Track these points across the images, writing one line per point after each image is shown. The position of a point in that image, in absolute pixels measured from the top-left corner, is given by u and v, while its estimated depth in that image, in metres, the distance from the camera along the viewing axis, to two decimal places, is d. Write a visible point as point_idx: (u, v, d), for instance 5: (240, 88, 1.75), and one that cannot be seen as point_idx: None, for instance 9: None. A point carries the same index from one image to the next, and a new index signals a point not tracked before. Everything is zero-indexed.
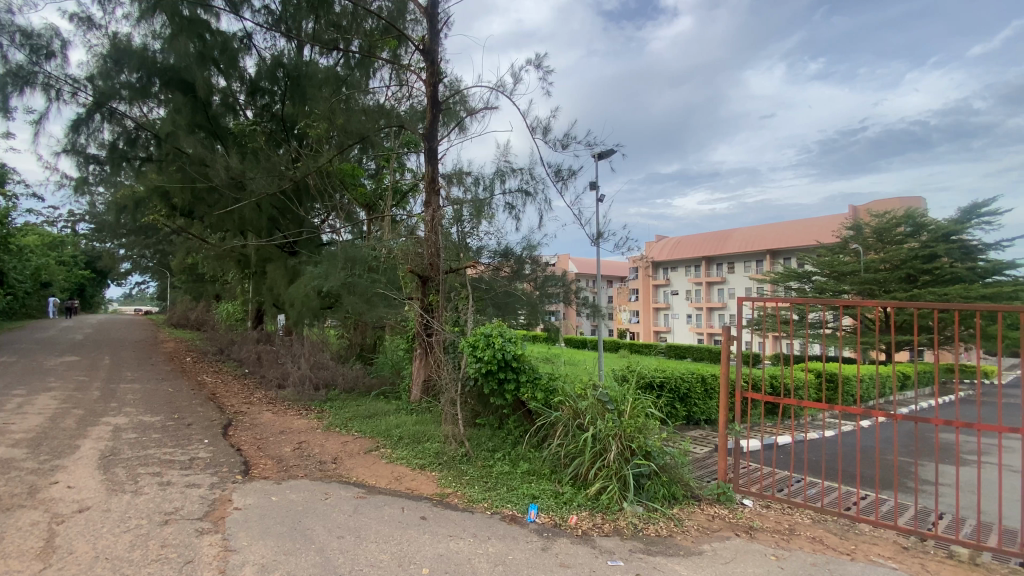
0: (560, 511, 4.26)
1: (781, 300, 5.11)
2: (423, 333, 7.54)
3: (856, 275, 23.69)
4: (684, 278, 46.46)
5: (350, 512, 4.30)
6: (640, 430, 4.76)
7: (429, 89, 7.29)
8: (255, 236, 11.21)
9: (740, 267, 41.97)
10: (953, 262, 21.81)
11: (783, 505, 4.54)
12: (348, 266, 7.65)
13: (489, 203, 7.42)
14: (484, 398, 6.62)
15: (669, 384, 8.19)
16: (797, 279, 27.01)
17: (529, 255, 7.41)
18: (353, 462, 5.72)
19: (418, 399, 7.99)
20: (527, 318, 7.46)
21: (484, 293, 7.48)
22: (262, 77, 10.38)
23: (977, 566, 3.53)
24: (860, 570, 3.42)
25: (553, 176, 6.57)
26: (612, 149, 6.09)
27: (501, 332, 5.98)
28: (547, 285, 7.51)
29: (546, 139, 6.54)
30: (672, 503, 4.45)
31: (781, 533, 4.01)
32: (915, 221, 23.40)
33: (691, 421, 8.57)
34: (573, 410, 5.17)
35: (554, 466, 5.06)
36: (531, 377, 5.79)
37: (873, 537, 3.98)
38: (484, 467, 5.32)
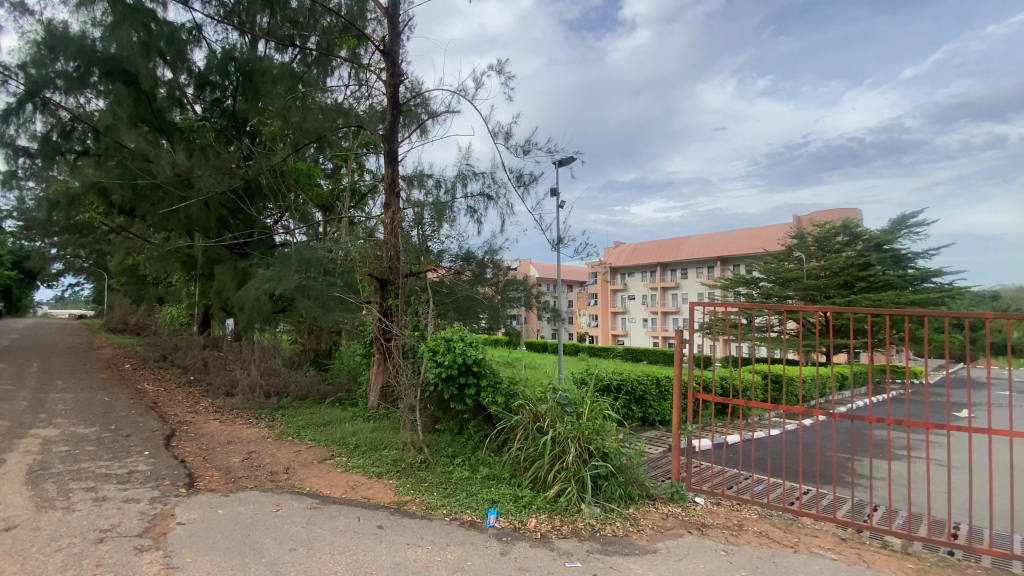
0: (519, 515, 4.27)
1: (730, 305, 5.31)
2: (381, 338, 7.39)
3: (800, 281, 25.04)
4: (641, 283, 47.67)
5: (303, 523, 4.15)
6: (597, 432, 4.87)
7: (389, 90, 7.20)
8: (203, 237, 10.68)
9: (693, 274, 43.48)
10: (885, 270, 23.38)
11: (732, 502, 4.73)
12: (302, 269, 7.28)
13: (451, 206, 7.40)
14: (444, 404, 6.57)
15: (625, 386, 8.38)
16: (745, 285, 28.21)
17: (491, 259, 7.41)
18: (306, 472, 5.53)
19: (375, 405, 7.82)
20: (488, 322, 7.45)
21: (444, 296, 7.46)
22: (212, 71, 9.90)
23: (908, 554, 3.79)
24: (803, 561, 3.60)
25: (514, 182, 6.61)
26: (573, 156, 6.19)
27: (462, 336, 5.94)
28: (508, 289, 7.50)
29: (508, 144, 6.58)
30: (628, 503, 4.55)
31: (730, 529, 4.17)
32: (851, 233, 25.03)
33: (647, 422, 8.78)
34: (533, 414, 5.19)
35: (514, 470, 5.08)
36: (491, 382, 5.79)
37: (815, 530, 4.21)
38: (443, 473, 5.27)
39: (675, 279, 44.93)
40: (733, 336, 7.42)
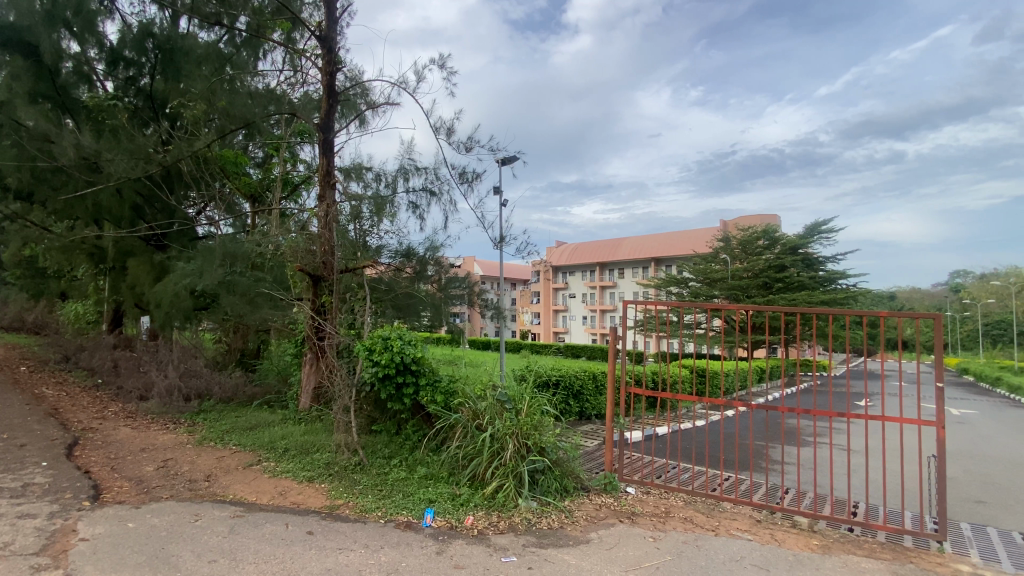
0: (456, 513, 4.24)
1: (661, 303, 5.52)
2: (314, 337, 7.07)
3: (725, 281, 26.71)
4: (581, 282, 48.88)
5: (225, 534, 3.90)
6: (535, 427, 4.94)
7: (325, 78, 6.90)
8: (113, 227, 9.72)
9: (629, 273, 45.21)
10: (800, 272, 25.42)
11: (660, 490, 4.97)
12: (227, 263, 7.29)
13: (392, 202, 7.21)
14: (381, 404, 6.41)
15: (564, 382, 8.56)
16: (677, 285, 29.72)
17: (433, 256, 7.36)
18: (230, 479, 5.20)
19: (306, 407, 7.50)
20: (431, 319, 7.35)
21: (383, 294, 7.25)
22: (126, 47, 9.15)
23: (814, 532, 4.15)
24: (722, 543, 3.84)
25: (457, 179, 6.55)
26: (515, 156, 6.20)
27: (399, 334, 5.81)
28: (450, 287, 7.43)
29: (450, 140, 6.47)
30: (564, 496, 4.65)
31: (658, 516, 4.37)
32: (770, 236, 26.84)
33: (583, 417, 9.00)
34: (473, 412, 5.17)
35: (452, 468, 5.04)
36: (430, 381, 5.69)
37: (734, 513, 4.51)
38: (379, 475, 5.14)
39: (613, 278, 46.45)
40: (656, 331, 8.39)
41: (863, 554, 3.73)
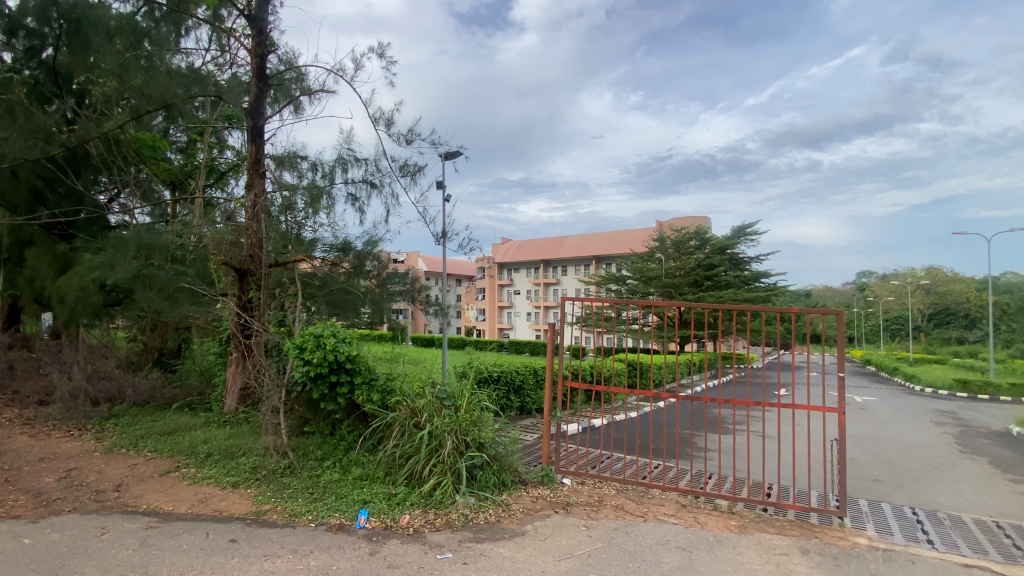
0: (391, 513, 4.17)
1: (601, 300, 5.70)
2: (239, 334, 6.70)
3: (660, 279, 27.87)
4: (525, 279, 49.34)
5: (136, 546, 3.62)
6: (474, 423, 4.95)
7: (254, 60, 6.55)
8: (8, 213, 8.71)
9: (572, 271, 46.19)
10: (727, 272, 27.04)
11: (594, 480, 5.14)
12: (141, 256, 6.60)
13: (329, 193, 6.82)
14: (314, 404, 6.18)
15: (504, 377, 8.61)
16: (616, 283, 30.70)
17: (371, 251, 7.04)
18: (144, 487, 4.82)
19: (232, 409, 7.09)
20: (371, 316, 7.10)
21: (316, 290, 6.95)
22: (27, 14, 8.23)
23: (733, 513, 4.45)
24: (650, 528, 4.03)
25: (398, 171, 6.36)
26: (458, 150, 6.07)
27: (333, 331, 5.56)
28: (390, 282, 7.13)
29: (390, 131, 6.27)
30: (502, 490, 4.69)
31: (591, 505, 4.51)
32: (702, 237, 28.21)
33: (524, 412, 9.10)
34: (410, 410, 5.09)
35: (389, 468, 4.94)
36: (366, 379, 5.50)
37: (662, 499, 4.75)
38: (311, 478, 4.95)
39: (556, 275, 47.25)
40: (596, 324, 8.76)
41: (775, 532, 4.04)
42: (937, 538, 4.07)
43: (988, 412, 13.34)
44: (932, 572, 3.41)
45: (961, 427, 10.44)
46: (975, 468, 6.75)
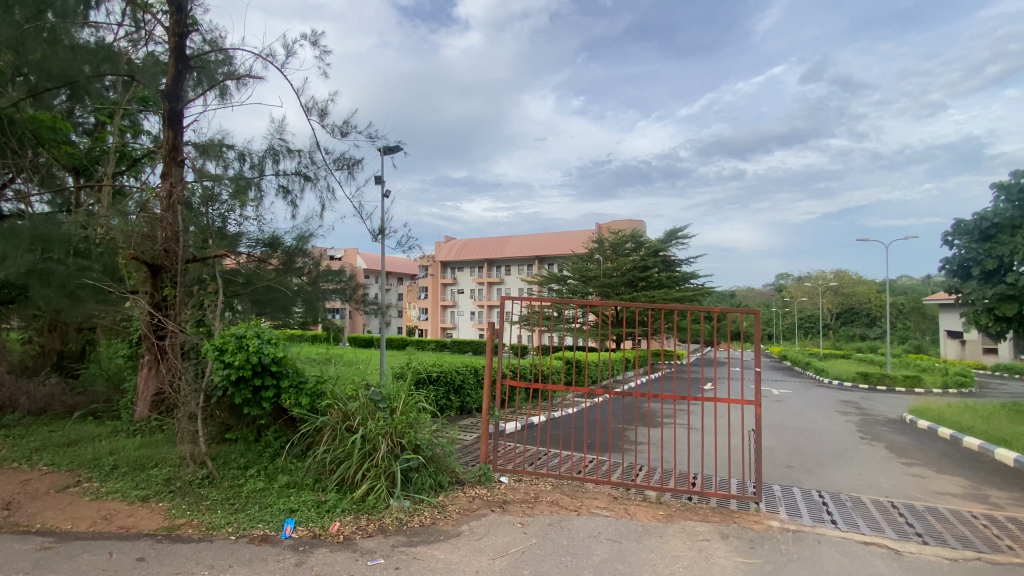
0: (320, 521, 4.01)
1: (544, 300, 5.66)
2: (152, 335, 6.20)
3: (598, 279, 28.67)
4: (468, 278, 49.10)
5: (25, 571, 3.24)
6: (411, 425, 4.82)
7: (171, 39, 6.06)
8: None
9: (515, 270, 46.56)
10: (660, 273, 28.34)
11: (531, 477, 5.20)
12: (37, 249, 6.08)
13: (257, 185, 6.40)
14: (237, 410, 5.83)
15: (444, 377, 8.49)
16: (557, 282, 31.23)
17: (301, 248, 6.69)
18: (37, 505, 4.33)
19: (143, 417, 6.51)
20: (304, 314, 6.89)
21: (241, 287, 6.56)
22: None
23: (661, 503, 4.66)
24: (583, 522, 4.13)
25: (333, 165, 6.14)
26: (397, 145, 5.81)
27: (257, 332, 5.21)
28: (323, 279, 6.89)
29: (324, 123, 5.99)
30: (438, 492, 4.62)
31: (527, 502, 4.55)
32: (637, 240, 29.37)
33: (464, 411, 9.06)
34: (342, 413, 4.90)
35: (319, 474, 4.74)
36: (294, 383, 5.22)
37: (595, 492, 4.89)
38: (232, 488, 4.65)
39: (499, 275, 47.41)
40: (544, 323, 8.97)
41: (699, 519, 4.27)
42: (839, 518, 4.46)
43: (883, 402, 14.88)
44: (835, 549, 3.73)
45: (862, 416, 11.55)
46: (873, 453, 7.48)
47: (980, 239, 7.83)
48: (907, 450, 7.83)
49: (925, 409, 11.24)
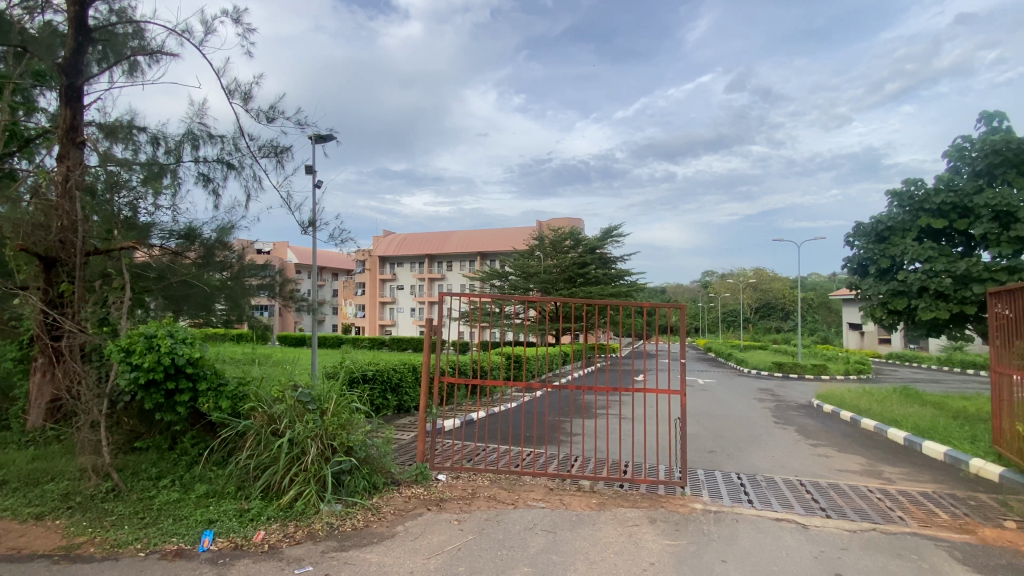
0: (242, 531, 3.77)
1: (484, 296, 5.55)
2: (45, 336, 5.56)
3: (539, 275, 29.06)
4: (408, 274, 48.10)
5: None
6: (343, 426, 4.63)
7: (70, 7, 5.45)
8: None
9: (456, 266, 46.21)
10: (597, 269, 29.22)
11: (469, 473, 5.18)
12: None
13: (172, 170, 5.83)
14: (149, 416, 5.37)
15: (381, 376, 8.27)
16: (498, 278, 31.24)
17: (221, 241, 6.20)
18: None
19: (35, 427, 5.84)
20: (228, 312, 6.47)
21: (152, 283, 6.01)
22: None
23: (595, 492, 4.81)
24: (519, 515, 4.17)
25: (258, 153, 5.76)
26: (329, 134, 5.51)
27: (170, 331, 4.80)
28: (247, 274, 6.47)
29: (248, 107, 5.58)
30: (372, 493, 4.49)
31: (464, 499, 4.53)
32: (576, 237, 30.08)
33: (402, 410, 8.89)
34: (267, 416, 4.63)
35: (242, 481, 4.47)
36: (213, 385, 4.89)
37: (532, 485, 4.96)
38: (142, 501, 4.27)
39: (440, 270, 46.85)
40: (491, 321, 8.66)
41: (629, 505, 4.45)
42: (755, 497, 4.81)
43: (795, 389, 16.19)
44: (751, 527, 4.01)
45: (776, 402, 12.53)
46: (785, 436, 8.13)
47: (877, 241, 8.72)
48: (814, 432, 8.58)
49: (830, 394, 12.37)
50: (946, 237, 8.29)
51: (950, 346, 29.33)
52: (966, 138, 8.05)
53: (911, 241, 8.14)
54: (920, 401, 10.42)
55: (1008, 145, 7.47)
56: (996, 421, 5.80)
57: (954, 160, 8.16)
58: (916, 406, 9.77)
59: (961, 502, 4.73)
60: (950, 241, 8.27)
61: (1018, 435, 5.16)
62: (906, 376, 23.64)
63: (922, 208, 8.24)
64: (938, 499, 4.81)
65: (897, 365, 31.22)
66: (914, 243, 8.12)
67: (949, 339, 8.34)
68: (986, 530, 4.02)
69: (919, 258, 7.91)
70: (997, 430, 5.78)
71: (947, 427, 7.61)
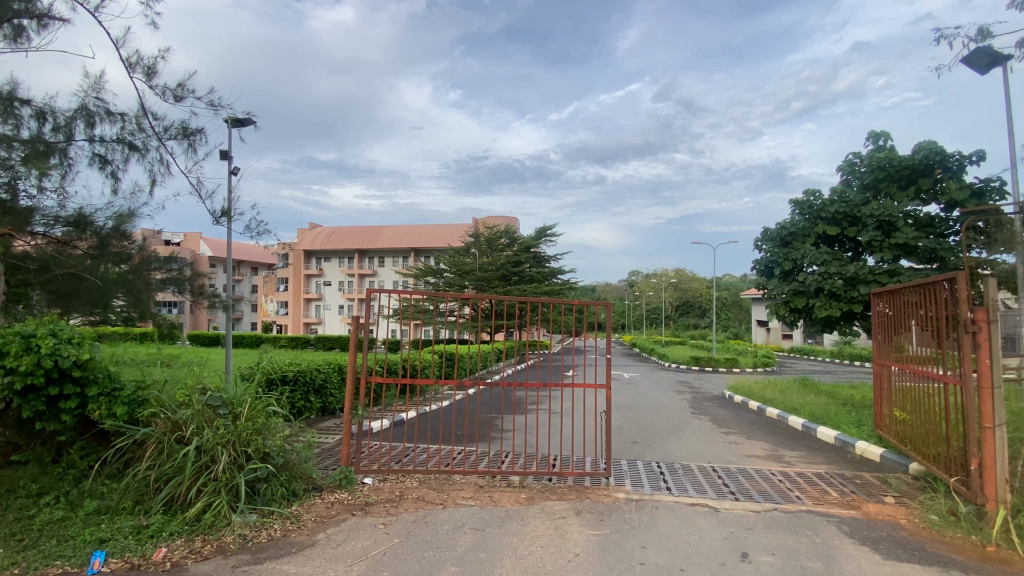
0: (140, 549, 3.44)
1: (419, 292, 5.33)
2: None
3: (474, 273, 28.96)
4: (336, 269, 46.13)
5: None
6: (259, 432, 4.32)
7: None
8: None
9: (388, 262, 45.00)
10: (531, 268, 29.63)
11: (397, 475, 5.05)
12: None
13: (61, 150, 5.20)
14: (27, 426, 4.73)
15: (303, 377, 7.87)
16: (432, 275, 30.74)
17: (119, 231, 5.62)
18: None
19: None
20: (128, 308, 5.78)
21: (32, 276, 5.31)
22: None
23: (524, 487, 4.87)
24: (448, 515, 4.12)
25: (165, 134, 5.25)
26: (248, 118, 5.12)
27: (54, 330, 4.26)
28: (149, 267, 5.90)
29: (152, 83, 5.06)
30: (291, 501, 4.25)
31: (391, 502, 4.41)
32: (511, 236, 30.27)
33: (326, 412, 8.52)
34: (171, 423, 4.23)
35: (140, 495, 4.07)
36: (105, 390, 4.40)
37: (461, 483, 4.93)
38: (19, 521, 3.77)
39: (371, 266, 45.40)
40: (425, 320, 8.42)
41: (556, 498, 4.54)
42: (673, 484, 5.10)
43: (711, 381, 17.37)
44: (669, 513, 4.24)
45: (693, 394, 13.37)
46: (701, 426, 8.68)
47: (782, 245, 9.55)
48: (725, 421, 9.24)
49: (740, 386, 13.40)
50: (838, 243, 9.19)
51: (841, 341, 32.80)
52: (856, 154, 8.99)
53: (809, 246, 8.98)
54: (815, 391, 11.55)
55: (890, 162, 8.43)
56: (878, 408, 6.52)
57: (846, 174, 9.10)
58: (812, 395, 10.80)
59: (849, 481, 5.30)
60: (842, 247, 9.17)
61: (895, 420, 5.84)
62: (804, 368, 26.09)
63: (819, 216, 9.09)
64: (830, 480, 5.35)
65: (798, 359, 34.38)
66: (812, 248, 8.96)
67: (840, 335, 9.26)
68: (870, 505, 4.52)
69: (816, 261, 8.74)
70: (878, 415, 6.51)
71: (837, 414, 8.49)
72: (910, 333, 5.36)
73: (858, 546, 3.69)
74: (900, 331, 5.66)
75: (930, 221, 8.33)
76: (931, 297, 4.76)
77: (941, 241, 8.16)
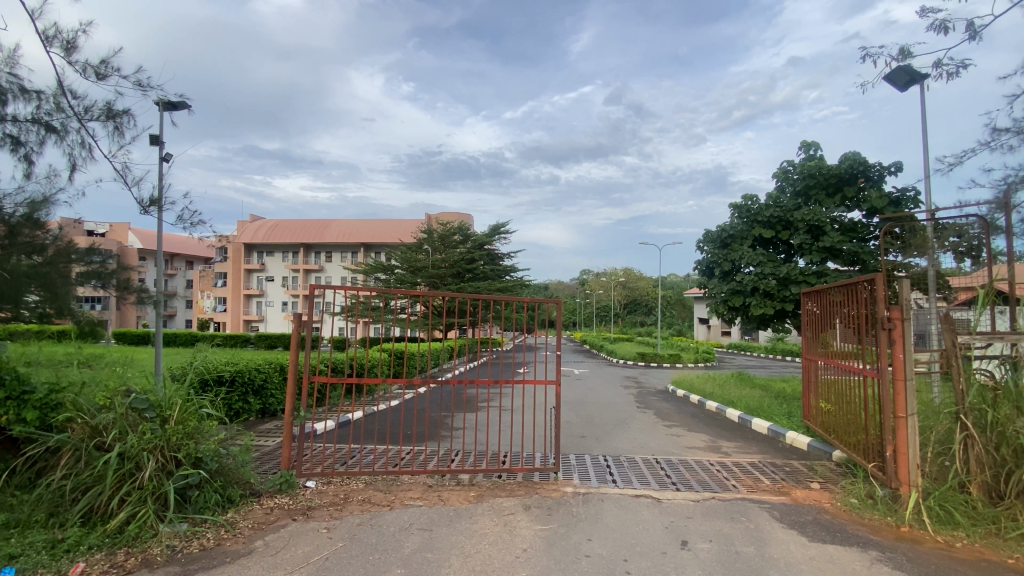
0: (53, 565, 3.17)
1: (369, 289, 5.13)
2: None
3: (426, 270, 28.53)
4: (281, 264, 44.16)
5: None
6: (190, 435, 4.07)
7: None
8: None
9: (337, 258, 43.58)
10: (484, 265, 29.52)
11: (342, 477, 4.90)
12: None
13: None
14: None
15: (242, 377, 7.49)
16: (384, 271, 30.03)
17: (32, 219, 5.18)
18: None
19: None
20: (43, 303, 5.16)
21: None
22: None
23: (473, 485, 4.85)
24: (394, 516, 4.05)
25: (85, 115, 4.82)
26: (181, 101, 4.78)
27: None
28: (66, 258, 5.40)
29: (72, 58, 4.64)
30: (226, 508, 4.03)
31: (335, 505, 4.28)
32: (465, 232, 30.02)
33: (266, 413, 8.16)
34: (89, 428, 3.90)
35: (55, 506, 3.74)
36: (12, 393, 4.00)
37: (409, 483, 4.85)
38: None
39: (318, 262, 43.81)
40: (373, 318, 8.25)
41: (505, 495, 4.56)
42: (619, 477, 5.25)
43: (657, 377, 18.01)
44: (615, 505, 4.35)
45: (640, 389, 13.82)
46: (645, 420, 8.97)
47: (722, 246, 10.01)
48: (668, 415, 9.60)
49: (683, 381, 13.97)
50: (773, 245, 9.74)
51: (775, 338, 34.85)
52: (790, 162, 9.57)
53: (747, 248, 9.47)
54: (751, 385, 12.19)
55: (819, 171, 9.00)
56: (806, 401, 6.97)
57: (781, 180, 9.66)
58: (748, 389, 11.42)
59: (779, 469, 5.64)
60: (776, 249, 9.73)
61: (821, 411, 6.27)
62: (742, 363, 27.54)
63: (756, 219, 9.60)
64: (763, 468, 5.67)
65: (737, 355, 36.25)
66: (749, 249, 9.45)
67: (773, 332, 9.82)
68: (798, 491, 4.84)
69: (753, 262, 9.23)
70: (806, 407, 6.95)
71: (770, 406, 9.01)
72: (836, 329, 5.75)
73: (786, 530, 3.94)
74: (827, 328, 6.06)
75: (854, 226, 9.00)
76: (854, 296, 5.14)
77: (863, 245, 8.83)
